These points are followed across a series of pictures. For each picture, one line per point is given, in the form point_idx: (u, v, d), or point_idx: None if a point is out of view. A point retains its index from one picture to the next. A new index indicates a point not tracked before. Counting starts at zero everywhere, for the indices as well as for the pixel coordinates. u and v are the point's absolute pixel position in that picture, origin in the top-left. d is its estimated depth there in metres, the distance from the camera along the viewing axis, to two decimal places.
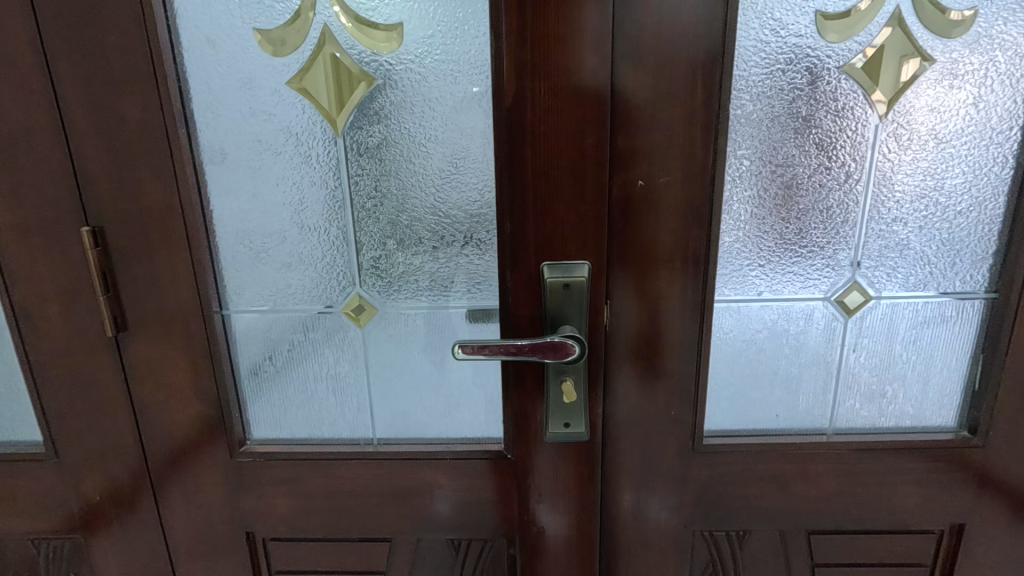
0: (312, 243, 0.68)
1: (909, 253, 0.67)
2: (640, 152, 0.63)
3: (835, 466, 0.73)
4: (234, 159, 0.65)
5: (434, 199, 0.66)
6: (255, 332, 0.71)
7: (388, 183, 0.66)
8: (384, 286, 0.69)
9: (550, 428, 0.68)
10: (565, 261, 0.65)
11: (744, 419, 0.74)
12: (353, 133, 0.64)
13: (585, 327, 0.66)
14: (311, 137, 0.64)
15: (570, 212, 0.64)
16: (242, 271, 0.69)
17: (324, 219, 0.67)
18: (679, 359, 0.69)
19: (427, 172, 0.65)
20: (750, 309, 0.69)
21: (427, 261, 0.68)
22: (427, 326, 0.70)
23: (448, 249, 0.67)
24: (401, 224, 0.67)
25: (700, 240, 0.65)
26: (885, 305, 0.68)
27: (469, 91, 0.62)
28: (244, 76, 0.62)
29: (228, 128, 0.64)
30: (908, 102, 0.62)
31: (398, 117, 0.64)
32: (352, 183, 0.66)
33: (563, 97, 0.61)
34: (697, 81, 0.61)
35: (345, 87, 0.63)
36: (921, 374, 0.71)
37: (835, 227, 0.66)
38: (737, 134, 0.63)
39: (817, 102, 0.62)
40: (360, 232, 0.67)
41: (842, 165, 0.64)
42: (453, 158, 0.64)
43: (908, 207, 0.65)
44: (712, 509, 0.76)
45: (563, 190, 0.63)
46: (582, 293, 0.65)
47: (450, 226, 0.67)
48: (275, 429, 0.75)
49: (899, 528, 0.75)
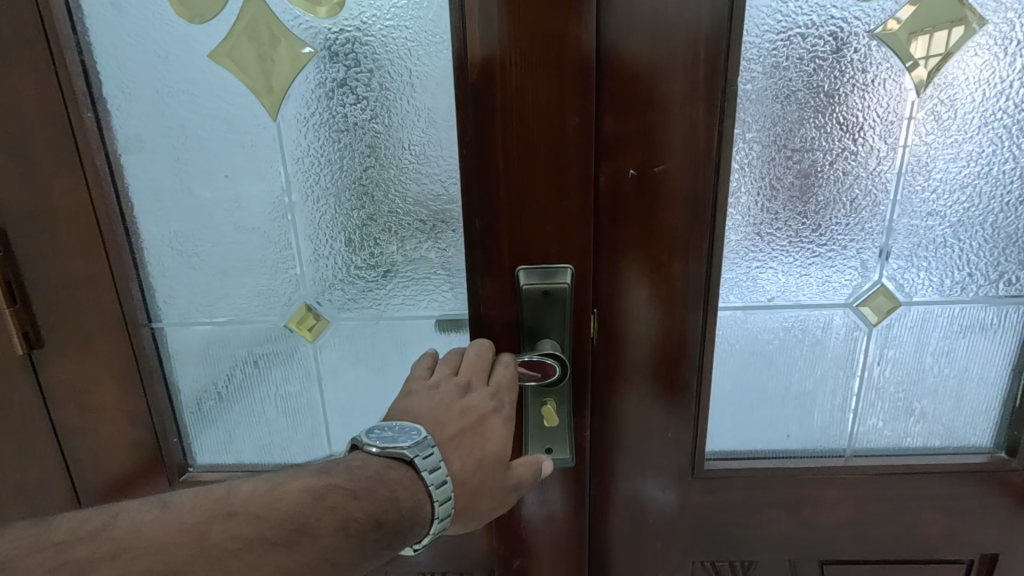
0: (250, 246, 0.59)
1: (946, 252, 0.57)
2: (632, 135, 0.54)
3: (854, 492, 0.65)
4: (153, 149, 0.55)
5: (390, 193, 0.56)
6: (191, 348, 0.62)
7: (336, 176, 0.56)
8: (336, 293, 0.60)
9: (530, 455, 0.60)
10: (545, 266, 0.56)
11: (751, 440, 0.66)
12: (293, 117, 0.54)
13: (568, 342, 0.57)
14: (242, 121, 0.55)
15: (549, 208, 0.54)
16: (171, 277, 0.60)
17: (263, 218, 0.58)
18: (677, 374, 0.61)
19: (380, 161, 0.55)
20: (759, 318, 0.60)
21: (385, 265, 0.59)
22: (387, 339, 0.61)
23: (409, 251, 0.58)
24: (354, 224, 0.58)
25: (703, 239, 0.56)
26: (915, 312, 0.59)
27: (427, 65, 0.52)
28: (158, 49, 0.53)
29: (143, 112, 0.54)
30: (951, 73, 0.52)
31: (344, 96, 0.54)
32: (294, 176, 0.56)
33: (540, 70, 0.51)
34: (699, 49, 0.51)
35: (279, 61, 0.53)
36: (954, 389, 0.62)
37: (860, 223, 0.57)
38: (746, 113, 0.54)
39: (842, 74, 0.52)
40: (308, 232, 0.58)
41: (869, 150, 0.54)
42: (411, 145, 0.55)
43: (946, 199, 0.56)
44: (715, 539, 0.67)
45: (541, 182, 0.53)
46: (565, 303, 0.56)
47: (410, 225, 0.57)
48: (220, 455, 0.66)
49: (924, 557, 0.67)
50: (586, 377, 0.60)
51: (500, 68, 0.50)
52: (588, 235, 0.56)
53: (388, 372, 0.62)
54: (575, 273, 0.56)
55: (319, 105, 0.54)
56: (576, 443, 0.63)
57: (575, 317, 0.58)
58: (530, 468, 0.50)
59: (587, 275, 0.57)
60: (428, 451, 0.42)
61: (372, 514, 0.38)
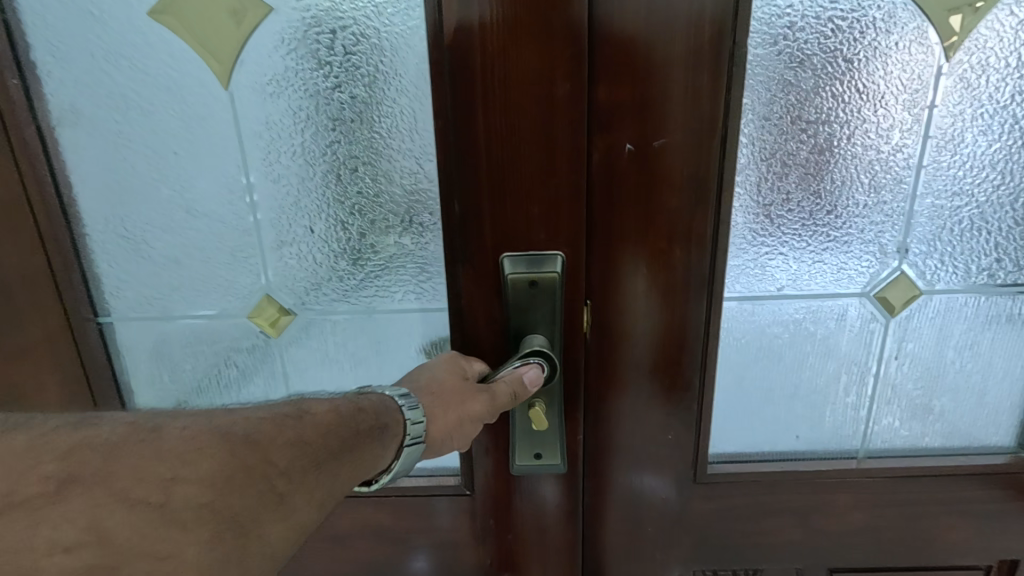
0: (202, 231, 0.55)
1: (972, 236, 0.52)
2: (629, 107, 0.48)
3: (867, 497, 0.60)
4: (98, 133, 0.52)
5: (358, 173, 0.52)
6: (144, 347, 0.59)
7: (299, 153, 0.52)
8: (303, 282, 0.56)
9: (517, 460, 0.55)
10: (532, 253, 0.50)
11: (757, 442, 0.61)
12: (245, 86, 0.50)
13: (558, 337, 0.52)
14: (189, 89, 0.50)
15: (537, 188, 0.49)
16: (115, 267, 0.56)
17: (217, 201, 0.54)
18: (677, 371, 0.56)
19: (346, 136, 0.51)
20: (767, 308, 0.55)
21: (356, 251, 0.54)
22: (356, 335, 0.58)
23: (381, 237, 0.54)
24: (321, 206, 0.53)
25: (708, 221, 0.50)
26: (938, 302, 0.54)
27: (395, 27, 0.47)
28: (92, 9, 0.49)
29: (77, 79, 0.51)
30: (981, 37, 0.47)
31: (304, 63, 0.49)
32: (251, 154, 0.52)
33: (525, 32, 0.45)
34: (706, 6, 0.45)
35: (227, 20, 0.48)
36: (976, 385, 0.57)
37: (880, 203, 0.51)
38: (757, 81, 0.48)
39: (862, 37, 0.47)
40: (269, 218, 0.54)
41: (892, 122, 0.49)
42: (379, 118, 0.50)
43: (974, 178, 0.51)
44: (716, 546, 0.62)
45: (527, 159, 0.48)
46: (554, 295, 0.51)
47: (380, 209, 0.53)
48: None
49: (939, 565, 0.63)
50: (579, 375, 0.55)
51: (479, 29, 0.45)
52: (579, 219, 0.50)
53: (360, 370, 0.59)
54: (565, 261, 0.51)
55: (276, 73, 0.49)
56: (567, 447, 0.58)
57: (566, 309, 0.52)
58: (514, 375, 0.47)
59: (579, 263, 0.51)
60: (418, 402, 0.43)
61: (354, 409, 0.38)
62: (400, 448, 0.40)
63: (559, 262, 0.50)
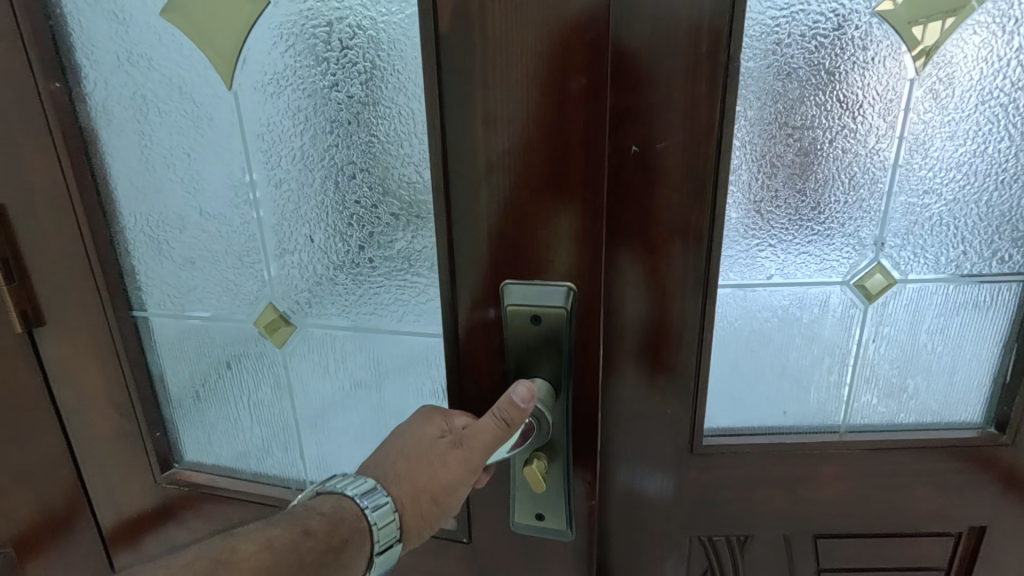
0: (211, 232, 0.63)
1: (941, 231, 0.58)
2: (636, 112, 0.54)
3: (848, 468, 0.66)
4: (144, 149, 0.61)
5: (356, 177, 0.58)
6: (178, 343, 0.67)
7: (308, 160, 0.58)
8: (308, 279, 0.63)
9: (518, 514, 0.61)
10: (538, 287, 0.54)
11: (747, 416, 0.67)
12: (247, 91, 0.57)
13: (566, 370, 0.55)
14: (201, 92, 0.58)
15: (541, 205, 0.52)
16: (149, 269, 0.65)
17: (226, 208, 0.62)
18: (676, 354, 0.61)
19: (345, 140, 0.57)
20: (758, 295, 0.61)
21: (356, 259, 0.61)
22: (355, 350, 0.65)
23: (376, 237, 0.59)
24: (318, 215, 0.60)
25: (704, 216, 0.56)
26: (911, 290, 0.60)
27: (389, 37, 0.52)
28: (124, 17, 0.57)
29: (107, 79, 0.59)
30: (949, 52, 0.53)
31: (308, 72, 0.55)
32: (258, 160, 0.60)
33: (527, 52, 0.48)
34: (702, 24, 0.51)
35: (223, 26, 0.55)
36: (946, 366, 0.63)
37: (858, 200, 0.57)
38: (748, 91, 0.54)
39: (844, 51, 0.53)
40: (271, 224, 0.62)
41: (869, 127, 0.55)
42: (376, 125, 0.55)
43: (943, 176, 0.56)
44: (711, 514, 0.68)
45: (534, 177, 0.51)
46: (562, 333, 0.54)
47: (377, 219, 0.59)
48: (204, 451, 0.72)
49: (916, 531, 0.69)
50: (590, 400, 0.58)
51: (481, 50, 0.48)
52: (586, 238, 0.52)
53: (356, 388, 0.66)
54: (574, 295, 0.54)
55: (272, 72, 0.56)
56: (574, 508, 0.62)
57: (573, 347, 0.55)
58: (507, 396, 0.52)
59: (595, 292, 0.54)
60: (376, 504, 0.50)
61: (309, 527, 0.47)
62: (368, 557, 0.50)
63: (565, 299, 0.53)
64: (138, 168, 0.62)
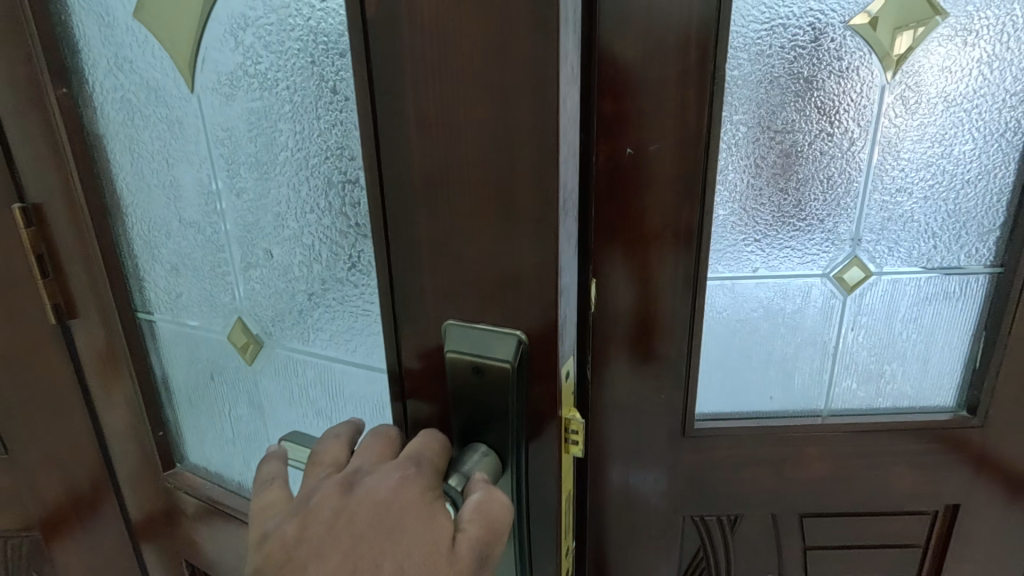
0: (192, 238, 0.65)
1: (913, 226, 0.63)
2: (630, 117, 0.58)
3: (831, 449, 0.70)
4: (134, 153, 0.63)
5: (306, 190, 0.55)
6: (176, 344, 0.71)
7: (264, 172, 0.57)
8: (273, 293, 0.63)
9: None
10: (481, 331, 0.40)
11: (736, 401, 0.71)
12: (210, 96, 0.56)
13: (515, 440, 0.41)
14: (172, 97, 0.58)
15: (482, 246, 0.38)
16: (149, 270, 0.68)
17: (201, 215, 0.63)
18: (667, 343, 0.66)
19: (295, 151, 0.54)
20: (744, 287, 0.66)
21: (315, 284, 0.59)
22: (317, 377, 0.64)
23: (328, 256, 0.57)
24: (276, 230, 0.59)
25: (694, 213, 0.60)
26: (886, 282, 0.65)
27: (325, 37, 0.47)
28: (107, 18, 0.57)
29: (103, 82, 0.60)
30: (917, 62, 0.57)
31: (258, 78, 0.53)
32: (223, 170, 0.59)
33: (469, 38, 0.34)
34: (691, 36, 0.55)
35: (183, 30, 0.54)
36: (921, 353, 0.68)
37: (836, 198, 0.62)
38: (733, 98, 0.59)
39: (820, 61, 0.57)
40: (235, 235, 0.62)
41: (844, 131, 0.60)
42: (322, 134, 0.51)
43: (913, 176, 0.61)
44: (703, 494, 0.73)
45: (476, 211, 0.37)
46: (508, 401, 0.40)
47: (332, 242, 0.56)
48: (204, 452, 0.75)
49: (894, 510, 0.73)
50: (552, 479, 0.43)
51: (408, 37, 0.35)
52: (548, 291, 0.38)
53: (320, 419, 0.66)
54: (524, 353, 0.39)
55: (226, 72, 0.54)
56: None
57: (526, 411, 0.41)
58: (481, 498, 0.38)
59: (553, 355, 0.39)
60: None
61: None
62: None
63: (512, 357, 0.39)
64: (134, 177, 0.64)
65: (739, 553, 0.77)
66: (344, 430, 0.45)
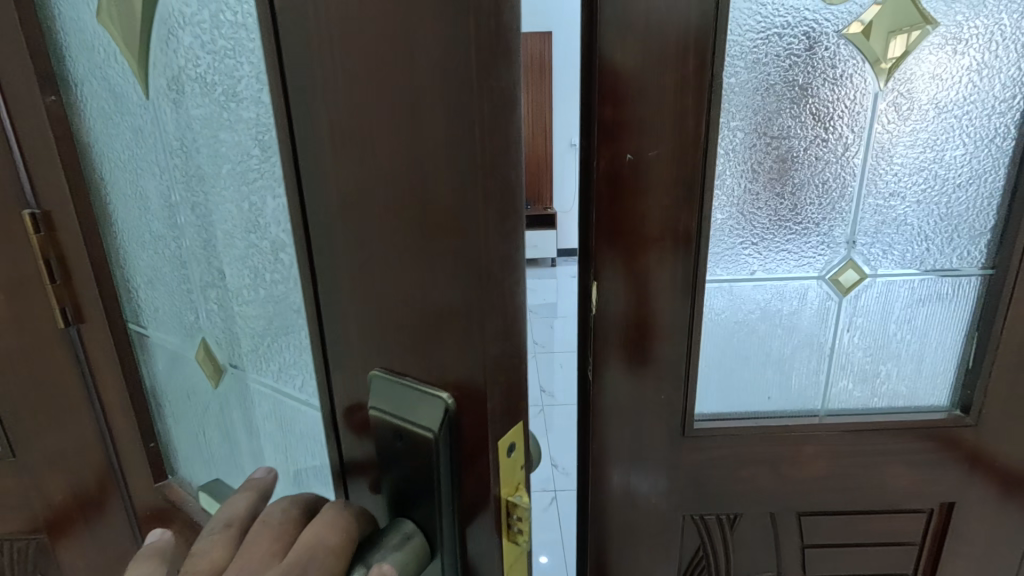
0: (157, 262, 0.51)
1: (907, 230, 0.65)
2: (630, 123, 0.60)
3: (828, 448, 0.71)
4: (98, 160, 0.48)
5: (250, 215, 0.39)
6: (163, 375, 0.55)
7: (209, 188, 0.43)
8: (231, 333, 0.48)
9: None
10: (404, 389, 0.27)
11: (735, 402, 0.73)
12: (160, 91, 0.42)
13: (451, 531, 0.28)
14: (126, 94, 0.45)
15: (398, 334, 0.27)
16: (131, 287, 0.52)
17: (159, 236, 0.49)
18: (667, 344, 0.67)
19: (236, 163, 0.39)
20: (742, 289, 0.67)
21: (265, 320, 0.43)
22: (274, 429, 0.48)
23: (276, 298, 0.40)
24: (228, 261, 0.44)
25: (693, 217, 0.62)
26: (880, 285, 0.66)
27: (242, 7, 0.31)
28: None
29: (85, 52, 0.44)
30: (908, 70, 0.59)
31: (195, 67, 0.38)
32: (173, 184, 0.46)
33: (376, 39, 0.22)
34: (690, 44, 0.56)
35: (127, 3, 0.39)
36: (914, 353, 0.70)
37: (831, 202, 0.64)
38: (731, 105, 0.60)
39: (815, 69, 0.59)
40: (195, 265, 0.48)
41: (838, 137, 0.61)
42: (256, 143, 0.35)
43: (906, 180, 0.63)
44: (703, 494, 0.74)
45: (387, 290, 0.26)
46: (432, 485, 0.27)
47: (274, 266, 0.39)
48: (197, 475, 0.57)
49: (890, 509, 0.75)
50: None
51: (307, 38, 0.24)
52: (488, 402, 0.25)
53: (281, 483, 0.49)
54: (452, 423, 0.26)
55: (170, 70, 0.40)
56: None
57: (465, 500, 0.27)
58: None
59: (488, 434, 0.26)
60: None
61: None
62: None
63: (435, 429, 0.26)
64: (114, 183, 0.49)
65: (738, 550, 0.78)
66: (235, 514, 0.33)
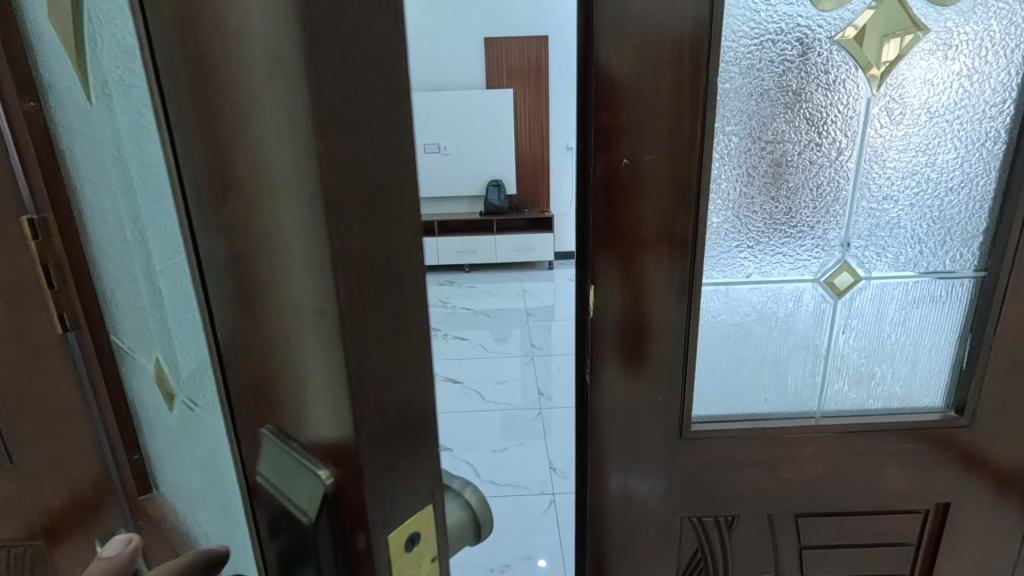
0: (121, 278, 0.47)
1: (900, 232, 0.65)
2: (625, 128, 0.60)
3: (824, 448, 0.72)
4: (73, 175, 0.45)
5: (162, 233, 0.33)
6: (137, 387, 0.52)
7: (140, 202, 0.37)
8: (171, 360, 0.42)
9: None
10: (295, 466, 0.25)
11: (731, 403, 0.73)
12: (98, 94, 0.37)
13: None
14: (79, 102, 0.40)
15: (291, 406, 0.24)
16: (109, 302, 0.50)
17: (119, 251, 0.45)
18: (665, 347, 0.67)
19: (147, 174, 0.32)
20: (738, 292, 0.67)
21: (189, 354, 0.37)
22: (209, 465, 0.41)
23: (191, 329, 0.34)
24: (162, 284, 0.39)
25: (689, 220, 0.62)
26: (874, 287, 0.67)
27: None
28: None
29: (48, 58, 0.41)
30: (901, 75, 0.60)
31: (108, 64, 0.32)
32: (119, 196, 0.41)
33: (252, 67, 0.18)
34: (684, 50, 0.57)
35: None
36: (909, 354, 0.71)
37: (825, 205, 0.64)
38: (725, 110, 0.60)
39: (808, 74, 0.60)
40: (143, 285, 0.43)
41: (832, 141, 0.62)
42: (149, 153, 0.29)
43: (899, 184, 0.63)
44: (701, 495, 0.74)
45: (274, 357, 0.24)
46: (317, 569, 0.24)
47: (182, 295, 0.32)
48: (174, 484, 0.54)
49: (887, 509, 0.75)
50: None
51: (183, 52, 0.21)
52: (379, 470, 0.23)
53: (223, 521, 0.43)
54: (331, 504, 0.23)
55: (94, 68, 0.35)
56: None
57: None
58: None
59: (366, 504, 0.23)
60: None
61: None
62: None
63: (313, 509, 0.23)
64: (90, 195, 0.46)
65: (736, 551, 0.78)
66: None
